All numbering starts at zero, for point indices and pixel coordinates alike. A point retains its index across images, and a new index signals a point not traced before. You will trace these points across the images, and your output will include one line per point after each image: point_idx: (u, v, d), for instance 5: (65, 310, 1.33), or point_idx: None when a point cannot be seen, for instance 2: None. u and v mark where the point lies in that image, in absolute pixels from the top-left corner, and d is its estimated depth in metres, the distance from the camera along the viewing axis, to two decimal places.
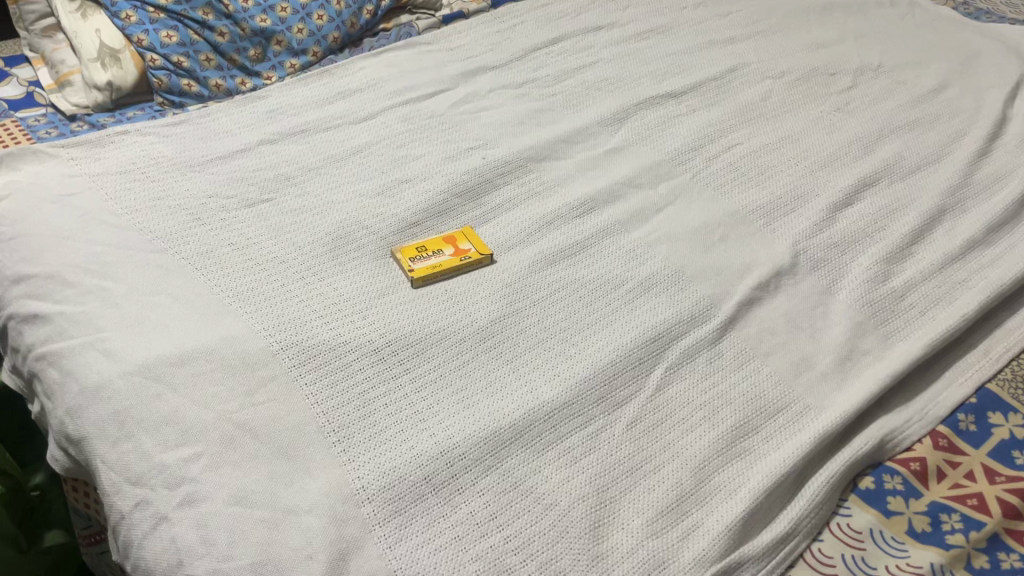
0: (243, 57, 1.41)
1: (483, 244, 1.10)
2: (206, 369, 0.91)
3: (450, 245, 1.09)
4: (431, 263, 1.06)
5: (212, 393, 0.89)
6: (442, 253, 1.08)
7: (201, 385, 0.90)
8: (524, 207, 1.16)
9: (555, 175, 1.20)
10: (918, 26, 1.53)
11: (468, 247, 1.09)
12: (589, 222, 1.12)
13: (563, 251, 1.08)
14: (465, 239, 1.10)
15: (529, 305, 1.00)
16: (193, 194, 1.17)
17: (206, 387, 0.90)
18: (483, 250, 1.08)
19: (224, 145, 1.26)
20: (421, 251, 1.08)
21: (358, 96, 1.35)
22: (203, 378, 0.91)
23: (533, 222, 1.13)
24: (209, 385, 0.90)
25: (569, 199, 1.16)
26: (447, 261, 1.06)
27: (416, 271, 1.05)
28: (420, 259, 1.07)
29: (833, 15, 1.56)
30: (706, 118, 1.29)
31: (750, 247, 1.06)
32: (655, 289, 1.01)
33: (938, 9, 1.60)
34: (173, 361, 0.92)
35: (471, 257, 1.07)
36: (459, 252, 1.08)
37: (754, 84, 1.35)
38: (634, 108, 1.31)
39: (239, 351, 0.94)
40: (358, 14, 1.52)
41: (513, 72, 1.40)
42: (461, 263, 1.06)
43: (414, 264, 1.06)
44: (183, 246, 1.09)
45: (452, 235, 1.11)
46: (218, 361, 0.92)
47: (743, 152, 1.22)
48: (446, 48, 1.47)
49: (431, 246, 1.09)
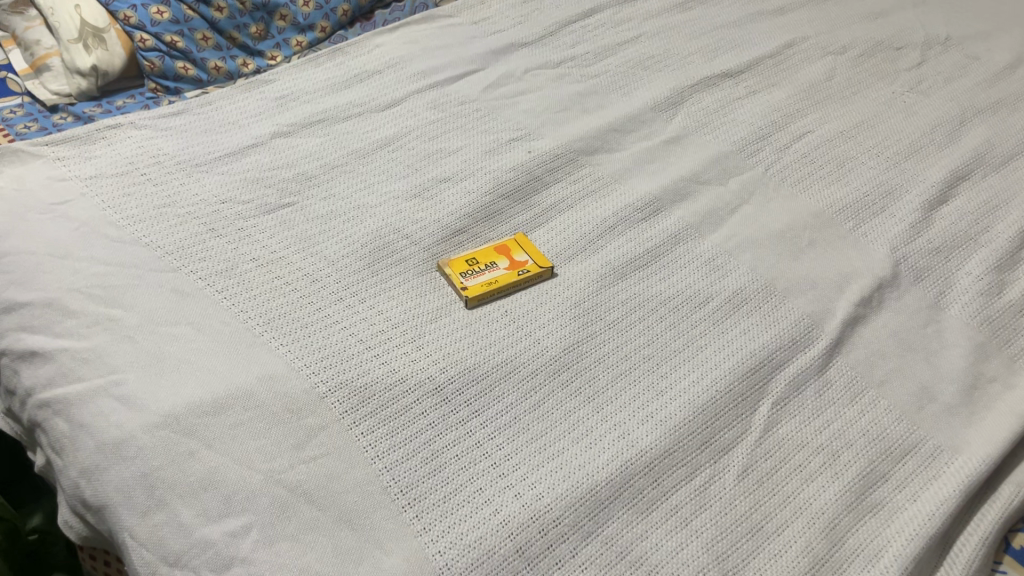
0: (243, 35, 1.25)
1: (541, 254, 0.97)
2: (245, 418, 0.79)
3: (504, 257, 0.97)
4: (485, 279, 0.93)
5: (254, 449, 0.77)
6: (496, 267, 0.95)
7: (241, 438, 0.77)
8: (581, 208, 1.03)
9: (611, 169, 1.08)
10: None
11: (523, 259, 0.96)
12: (657, 226, 1.00)
13: (633, 262, 0.96)
14: (519, 249, 0.98)
15: (604, 328, 0.89)
16: (203, 200, 1.03)
17: (247, 441, 0.77)
18: (541, 261, 0.96)
19: (232, 139, 1.11)
20: (472, 265, 0.95)
21: (379, 79, 1.21)
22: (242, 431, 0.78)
23: (594, 226, 1.00)
24: (251, 440, 0.77)
25: (631, 199, 1.03)
26: (503, 276, 0.94)
27: (469, 290, 0.92)
28: (472, 274, 0.94)
29: None
30: (770, 101, 1.16)
31: (844, 255, 0.95)
32: (745, 307, 0.89)
33: None
34: (204, 409, 0.79)
35: (528, 270, 0.95)
36: (515, 264, 0.96)
37: (815, 62, 1.23)
38: (689, 90, 1.18)
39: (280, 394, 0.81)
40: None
41: (548, 49, 1.26)
42: (519, 278, 0.94)
43: (466, 281, 0.93)
44: (198, 263, 0.95)
45: (503, 245, 0.98)
46: (256, 409, 0.80)
47: (816, 140, 1.10)
48: (469, 21, 1.32)
49: (482, 258, 0.96)
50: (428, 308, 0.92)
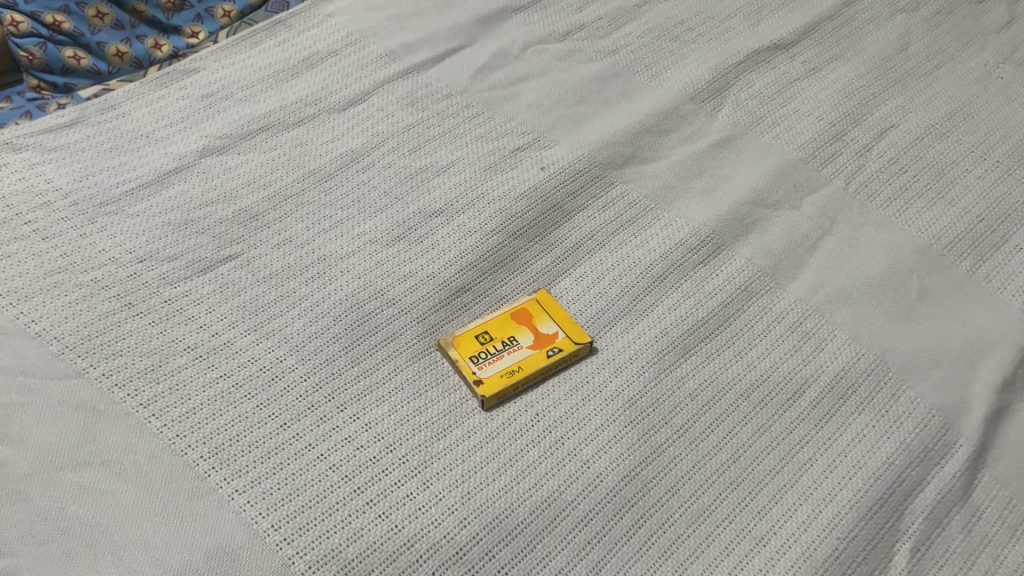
0: (151, 6, 0.95)
1: (573, 322, 0.74)
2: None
3: (526, 328, 0.73)
4: (503, 367, 0.70)
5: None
6: (517, 346, 0.72)
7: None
8: (616, 247, 0.80)
9: (650, 187, 0.84)
10: None
11: (551, 331, 0.73)
12: (719, 273, 0.77)
13: (697, 331, 0.73)
14: (544, 316, 0.74)
15: (673, 442, 0.67)
16: (112, 257, 0.76)
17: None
18: (574, 333, 0.73)
19: (148, 160, 0.84)
20: (485, 345, 0.72)
21: (335, 64, 0.93)
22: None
23: (638, 276, 0.77)
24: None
25: (681, 233, 0.80)
26: (526, 359, 0.71)
27: (483, 385, 0.69)
28: (486, 358, 0.71)
29: None
30: (837, 82, 0.92)
31: (969, 312, 0.73)
32: (854, 401, 0.68)
33: None
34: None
35: (558, 348, 0.71)
36: (541, 340, 0.72)
37: (883, 24, 0.99)
38: (734, 69, 0.93)
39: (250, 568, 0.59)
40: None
41: (548, 14, 0.99)
42: (548, 362, 0.71)
43: (479, 370, 0.70)
44: (110, 360, 0.70)
45: (522, 310, 0.74)
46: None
47: (904, 138, 0.87)
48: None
49: (495, 334, 0.73)
50: (432, 414, 0.68)
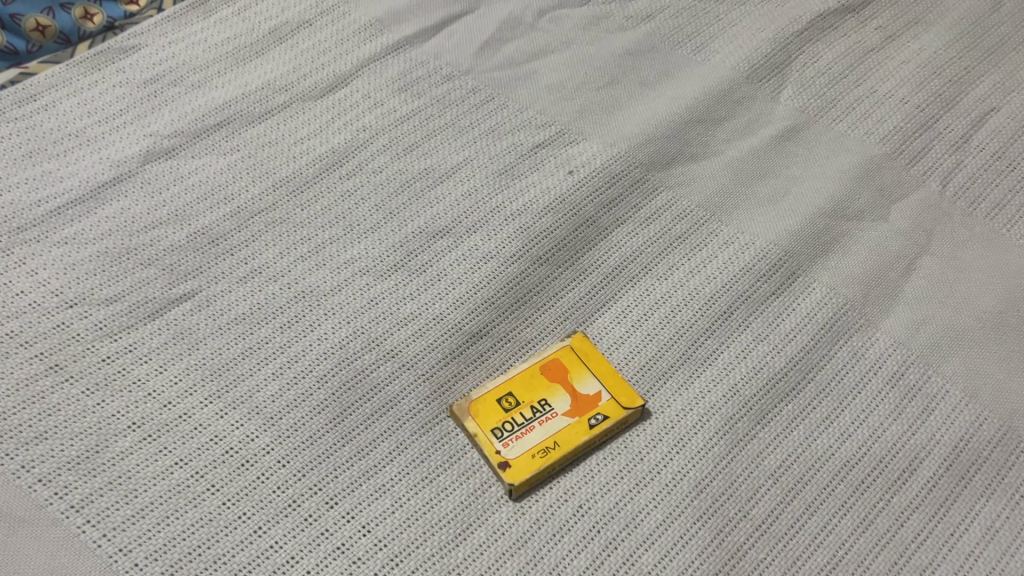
0: None
1: (619, 378, 0.59)
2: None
3: (561, 388, 0.58)
4: (535, 444, 0.55)
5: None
6: (551, 414, 0.57)
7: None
8: (666, 273, 0.64)
9: (703, 195, 0.68)
10: None
11: (592, 391, 0.58)
12: (797, 307, 0.62)
13: (775, 387, 0.59)
14: (583, 371, 0.59)
15: (756, 543, 0.53)
16: (33, 302, 0.60)
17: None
18: (621, 393, 0.58)
19: (77, 168, 0.67)
20: (511, 412, 0.57)
21: (309, 38, 0.76)
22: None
23: (697, 313, 0.62)
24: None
25: (745, 256, 0.65)
26: (563, 432, 0.56)
27: (511, 469, 0.55)
28: (513, 431, 0.56)
29: None
30: (920, 53, 0.76)
31: None
32: (978, 483, 0.55)
33: None
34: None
35: (603, 414, 0.57)
36: (580, 403, 0.57)
37: None
38: (795, 39, 0.76)
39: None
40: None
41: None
42: (590, 436, 0.56)
43: (504, 448, 0.55)
44: (31, 447, 0.54)
45: (555, 364, 0.59)
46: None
47: (1007, 126, 0.71)
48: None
49: (523, 396, 0.58)
50: (450, 508, 0.54)
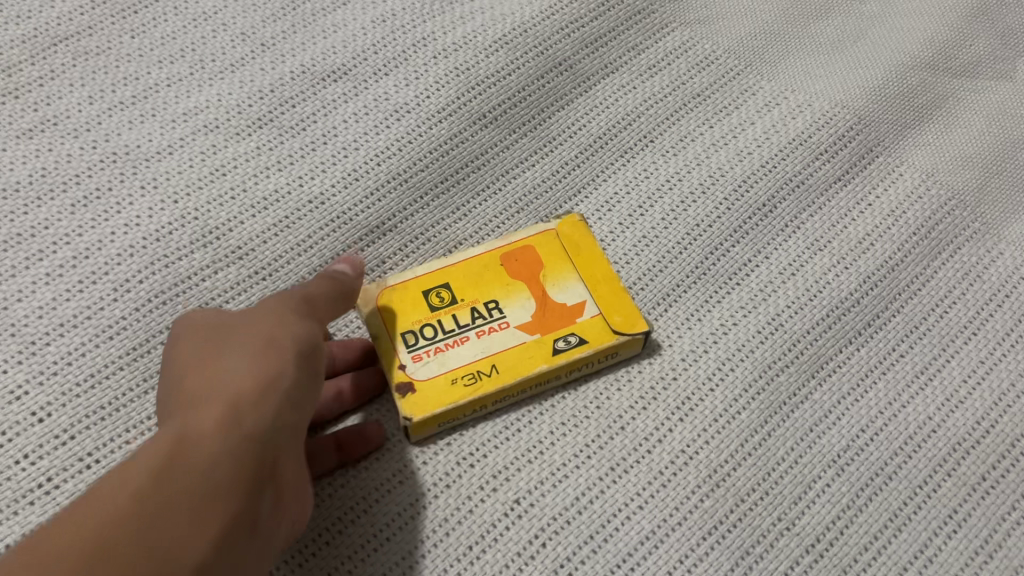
0: None
1: (617, 287, 0.36)
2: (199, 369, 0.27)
3: (525, 286, 0.36)
4: (459, 365, 0.34)
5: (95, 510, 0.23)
6: (498, 325, 0.35)
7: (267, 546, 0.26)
8: (675, 147, 0.42)
9: (735, 36, 0.45)
10: None
11: (572, 298, 0.36)
12: (875, 201, 0.40)
13: (840, 323, 0.37)
14: (565, 266, 0.37)
15: (806, 574, 0.32)
16: None
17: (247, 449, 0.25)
18: (614, 309, 0.36)
19: None
20: (439, 313, 0.35)
21: None
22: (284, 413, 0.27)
23: (720, 207, 0.40)
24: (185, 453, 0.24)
25: (799, 123, 0.42)
26: (511, 355, 0.34)
27: (409, 396, 0.33)
28: (433, 340, 0.34)
29: None
30: None
31: None
32: None
33: None
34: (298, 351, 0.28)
35: (579, 338, 0.35)
36: (549, 313, 0.35)
37: None
38: None
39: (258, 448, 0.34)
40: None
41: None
42: (551, 367, 0.34)
43: (411, 363, 0.34)
44: None
45: (524, 250, 0.37)
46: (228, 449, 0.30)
47: None
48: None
49: (462, 292, 0.36)
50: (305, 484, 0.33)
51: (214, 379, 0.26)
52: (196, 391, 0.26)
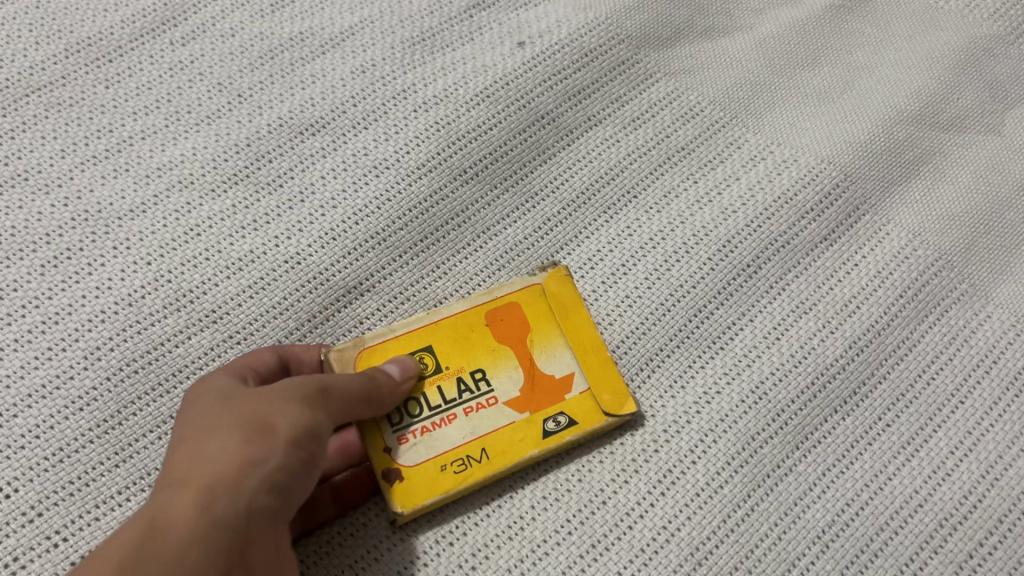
0: None
1: (606, 359, 0.36)
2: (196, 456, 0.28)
3: (513, 355, 0.35)
4: (447, 450, 0.33)
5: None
6: (487, 401, 0.34)
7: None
8: (659, 203, 0.42)
9: (721, 87, 0.45)
10: None
11: (560, 370, 0.35)
12: (862, 261, 0.40)
13: (826, 390, 0.36)
14: (552, 332, 0.36)
15: None
16: None
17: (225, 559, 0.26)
18: (604, 387, 0.35)
19: None
20: (423, 385, 0.34)
21: None
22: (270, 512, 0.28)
23: (705, 267, 0.39)
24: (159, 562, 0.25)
25: (784, 179, 0.42)
26: (501, 437, 0.34)
27: (399, 485, 0.33)
28: (418, 419, 0.34)
29: None
30: None
31: None
32: None
33: None
34: (292, 444, 0.28)
35: (568, 418, 0.35)
36: (537, 388, 0.35)
37: None
38: None
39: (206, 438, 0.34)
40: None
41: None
42: (541, 450, 0.34)
43: (398, 446, 0.33)
44: None
45: (510, 310, 0.36)
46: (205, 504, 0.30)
47: None
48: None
49: (447, 359, 0.35)
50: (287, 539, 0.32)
51: (199, 461, 0.28)
52: (177, 475, 0.27)
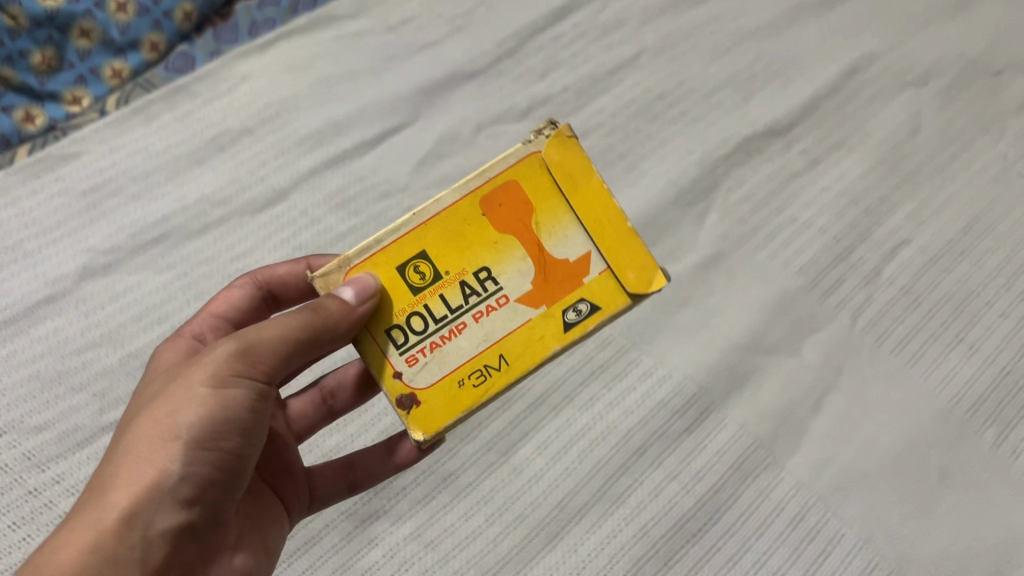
0: (19, 69, 0.77)
1: (616, 225, 0.49)
2: (145, 423, 0.44)
3: (514, 243, 0.48)
4: (464, 366, 0.48)
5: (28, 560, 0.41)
6: (502, 307, 0.49)
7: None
8: (586, 402, 0.67)
9: (626, 322, 0.71)
10: None
11: (569, 252, 0.49)
12: (708, 444, 0.65)
13: (683, 528, 0.62)
14: (557, 207, 0.48)
15: None
16: None
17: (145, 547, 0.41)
18: (629, 267, 0.49)
19: (16, 285, 0.69)
20: (423, 296, 0.48)
21: (249, 149, 0.78)
22: (191, 491, 0.43)
23: (613, 449, 0.65)
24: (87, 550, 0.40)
25: (661, 390, 0.68)
26: (511, 339, 0.49)
27: (422, 411, 0.48)
28: (427, 335, 0.48)
29: None
30: (839, 182, 0.80)
31: (995, 497, 0.63)
32: None
33: None
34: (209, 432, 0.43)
35: (585, 304, 0.49)
36: (545, 282, 0.49)
37: (889, 102, 0.85)
38: (721, 164, 0.80)
39: (236, 322, 0.59)
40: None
41: (502, 63, 0.85)
42: (561, 344, 0.49)
43: (410, 367, 0.48)
44: None
45: (503, 192, 0.48)
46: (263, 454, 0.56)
47: (917, 259, 0.75)
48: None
49: (446, 261, 0.48)
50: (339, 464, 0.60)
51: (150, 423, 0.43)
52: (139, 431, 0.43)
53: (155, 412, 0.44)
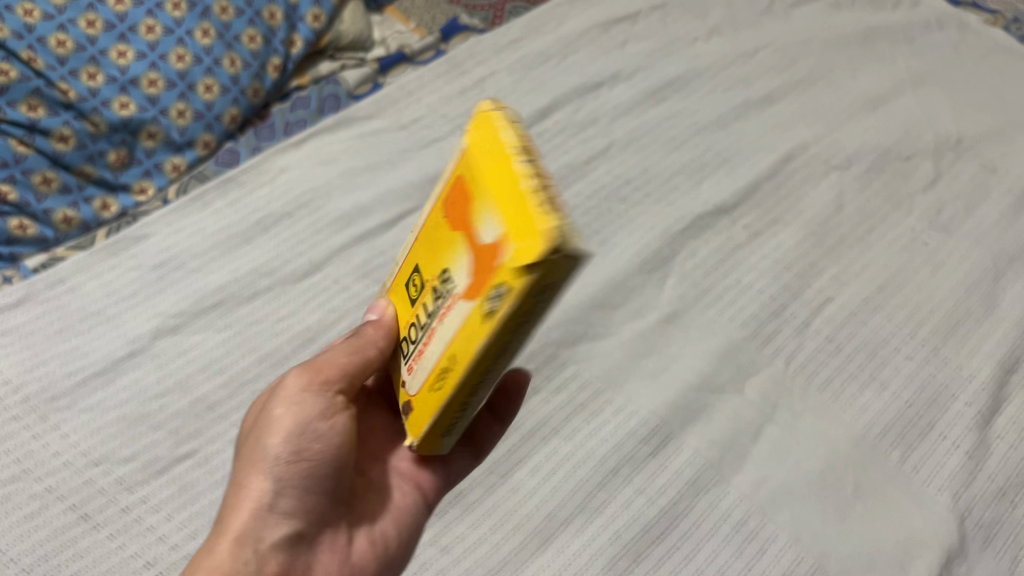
0: (98, 166, 0.93)
1: (511, 197, 0.39)
2: (250, 452, 0.55)
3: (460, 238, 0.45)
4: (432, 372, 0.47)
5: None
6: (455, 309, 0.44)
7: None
8: (570, 433, 0.83)
9: (601, 368, 0.87)
10: (986, 54, 1.16)
11: (490, 235, 0.41)
12: (669, 465, 0.81)
13: (649, 531, 0.77)
14: (479, 186, 0.42)
15: None
16: (66, 461, 0.77)
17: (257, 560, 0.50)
18: (512, 239, 0.38)
19: (101, 344, 0.84)
20: (416, 308, 0.51)
21: (288, 229, 0.94)
22: (289, 495, 0.53)
23: (592, 470, 0.80)
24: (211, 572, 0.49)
25: (630, 423, 0.83)
26: (456, 340, 0.44)
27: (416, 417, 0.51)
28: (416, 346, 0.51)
29: (880, 34, 1.18)
30: (776, 251, 0.96)
31: (898, 504, 0.78)
32: None
33: (994, 21, 1.22)
34: (292, 447, 0.53)
35: (500, 292, 0.39)
36: (477, 270, 0.42)
37: (818, 183, 1.03)
38: (679, 237, 0.97)
39: None
40: (285, 55, 1.05)
41: None
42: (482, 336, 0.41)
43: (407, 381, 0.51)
44: None
45: (452, 191, 0.47)
46: None
47: (839, 314, 0.91)
48: (433, 50, 1.16)
49: (431, 266, 0.50)
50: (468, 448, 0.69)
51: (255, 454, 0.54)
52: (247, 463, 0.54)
53: (256, 444, 0.54)
